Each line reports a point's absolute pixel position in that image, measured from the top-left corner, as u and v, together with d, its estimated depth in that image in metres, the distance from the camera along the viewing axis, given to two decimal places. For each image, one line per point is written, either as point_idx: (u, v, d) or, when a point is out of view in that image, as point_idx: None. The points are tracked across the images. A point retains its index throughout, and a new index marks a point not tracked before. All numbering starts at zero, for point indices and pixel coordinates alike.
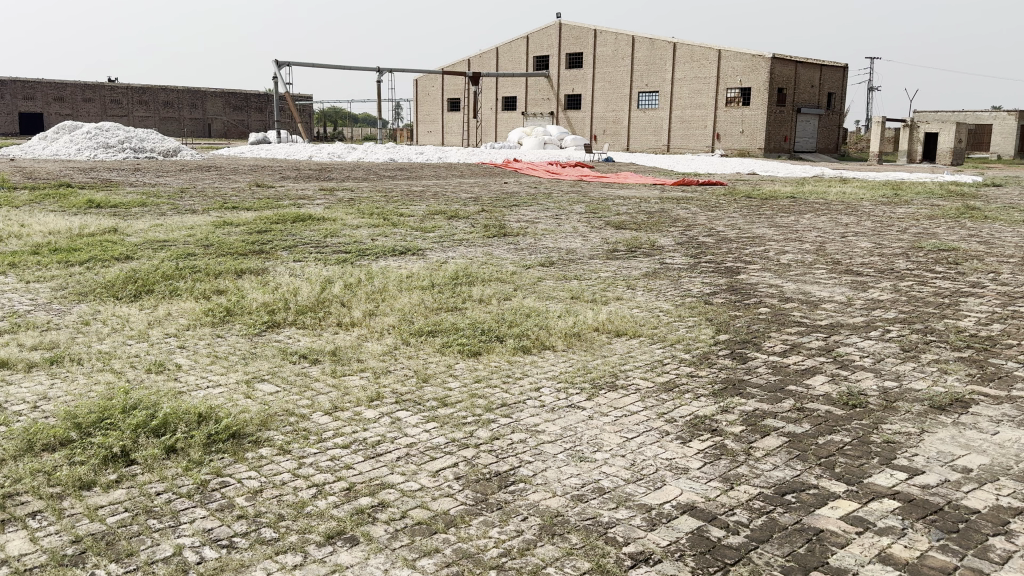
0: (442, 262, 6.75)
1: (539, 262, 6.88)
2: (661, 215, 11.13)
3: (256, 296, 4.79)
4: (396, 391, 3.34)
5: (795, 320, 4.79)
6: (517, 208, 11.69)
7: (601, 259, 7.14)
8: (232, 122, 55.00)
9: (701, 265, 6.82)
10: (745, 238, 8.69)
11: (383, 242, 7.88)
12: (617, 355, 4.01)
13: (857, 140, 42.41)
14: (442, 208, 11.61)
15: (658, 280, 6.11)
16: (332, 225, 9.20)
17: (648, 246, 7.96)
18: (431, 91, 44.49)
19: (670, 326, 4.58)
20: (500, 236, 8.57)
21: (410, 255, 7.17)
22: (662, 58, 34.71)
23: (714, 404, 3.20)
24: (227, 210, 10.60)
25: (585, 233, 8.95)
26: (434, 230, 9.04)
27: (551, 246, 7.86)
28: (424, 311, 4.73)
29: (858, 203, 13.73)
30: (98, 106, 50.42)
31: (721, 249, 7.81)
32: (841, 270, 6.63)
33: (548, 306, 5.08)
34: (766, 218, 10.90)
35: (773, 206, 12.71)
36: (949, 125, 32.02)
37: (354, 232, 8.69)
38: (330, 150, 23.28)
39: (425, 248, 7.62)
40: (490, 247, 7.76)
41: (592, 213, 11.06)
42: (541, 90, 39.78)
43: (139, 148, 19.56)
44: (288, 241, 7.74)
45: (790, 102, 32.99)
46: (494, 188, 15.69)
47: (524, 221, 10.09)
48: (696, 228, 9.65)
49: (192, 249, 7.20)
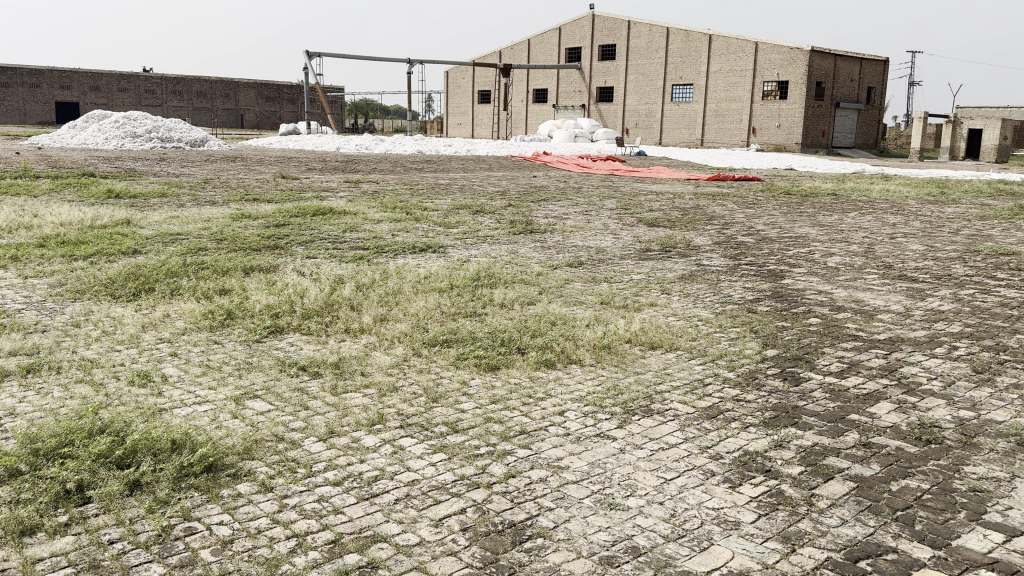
0: (463, 261, 6.38)
1: (567, 262, 6.46)
2: (696, 211, 10.66)
3: (259, 298, 4.43)
4: (401, 413, 2.95)
5: (849, 333, 4.32)
6: (546, 204, 11.28)
7: (633, 260, 6.71)
8: (264, 113, 55.25)
9: (741, 268, 6.35)
10: (786, 239, 8.19)
11: (404, 238, 7.53)
12: (652, 372, 3.59)
13: (896, 137, 41.31)
14: (468, 202, 11.25)
15: (695, 285, 5.66)
16: (353, 219, 8.88)
17: (682, 246, 7.51)
18: (462, 83, 44.15)
19: (711, 338, 4.14)
20: (527, 233, 8.17)
21: (431, 252, 6.80)
22: (697, 51, 34.01)
23: (766, 439, 2.77)
24: (248, 201, 10.33)
25: (616, 231, 8.51)
26: (458, 226, 8.66)
27: (580, 245, 7.44)
28: (440, 317, 4.34)
29: (903, 202, 13.12)
30: (133, 96, 50.90)
31: (761, 250, 7.34)
32: (893, 275, 6.13)
33: (576, 312, 4.66)
34: (807, 217, 10.37)
35: (814, 203, 12.15)
36: (994, 121, 30.96)
37: (375, 227, 8.34)
38: (358, 142, 23.03)
39: (448, 245, 7.24)
40: (516, 245, 7.36)
41: (624, 209, 10.63)
42: (572, 82, 39.24)
43: (166, 138, 19.43)
44: (304, 235, 7.41)
45: (829, 96, 32.11)
46: (523, 182, 15.29)
47: (552, 217, 9.68)
48: (733, 226, 9.15)
49: (204, 242, 6.91)
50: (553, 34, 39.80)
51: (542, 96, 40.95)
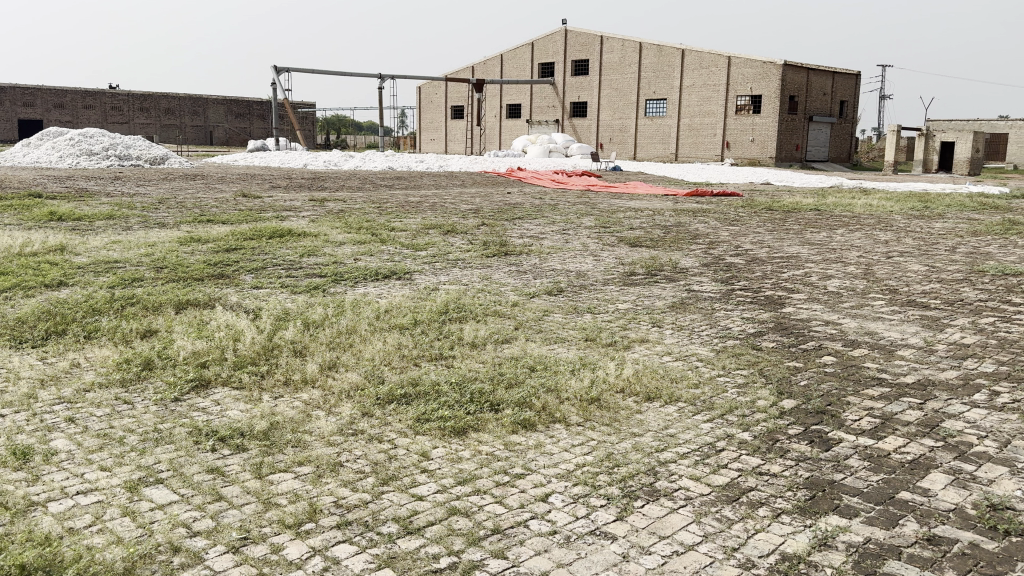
0: (431, 289, 5.77)
1: (545, 289, 5.86)
2: (679, 229, 10.14)
3: (184, 343, 3.78)
4: (343, 504, 2.32)
5: (872, 376, 3.74)
6: (520, 222, 10.70)
7: (617, 286, 6.12)
8: (234, 130, 54.48)
9: (736, 294, 5.78)
10: (778, 259, 7.66)
11: (366, 263, 6.89)
12: (652, 432, 2.99)
13: (868, 150, 41.39)
14: (439, 221, 10.65)
15: (688, 315, 5.09)
16: (313, 241, 8.24)
17: (668, 269, 6.94)
18: (435, 98, 43.64)
19: (717, 385, 3.55)
20: (501, 256, 7.57)
21: (395, 279, 6.18)
22: (670, 65, 33.79)
23: (804, 535, 2.19)
24: (201, 223, 9.63)
25: (596, 252, 7.94)
26: (427, 248, 8.03)
27: (559, 269, 6.85)
28: (399, 364, 3.70)
29: (888, 217, 12.71)
30: (99, 112, 49.85)
31: (753, 273, 6.80)
32: (902, 302, 5.59)
33: (558, 353, 4.06)
34: (795, 234, 9.88)
35: (798, 220, 11.70)
36: (966, 134, 31.01)
37: (336, 250, 7.69)
38: (326, 158, 22.35)
39: (415, 271, 6.61)
40: (488, 270, 6.75)
41: (603, 228, 10.09)
42: (545, 97, 38.89)
43: (123, 156, 18.62)
44: (255, 262, 6.76)
45: (802, 110, 32.00)
46: (496, 199, 14.72)
47: (528, 237, 9.10)
48: (719, 245, 8.62)
49: (141, 272, 6.22)
50: (526, 49, 39.45)
51: (515, 111, 40.56)
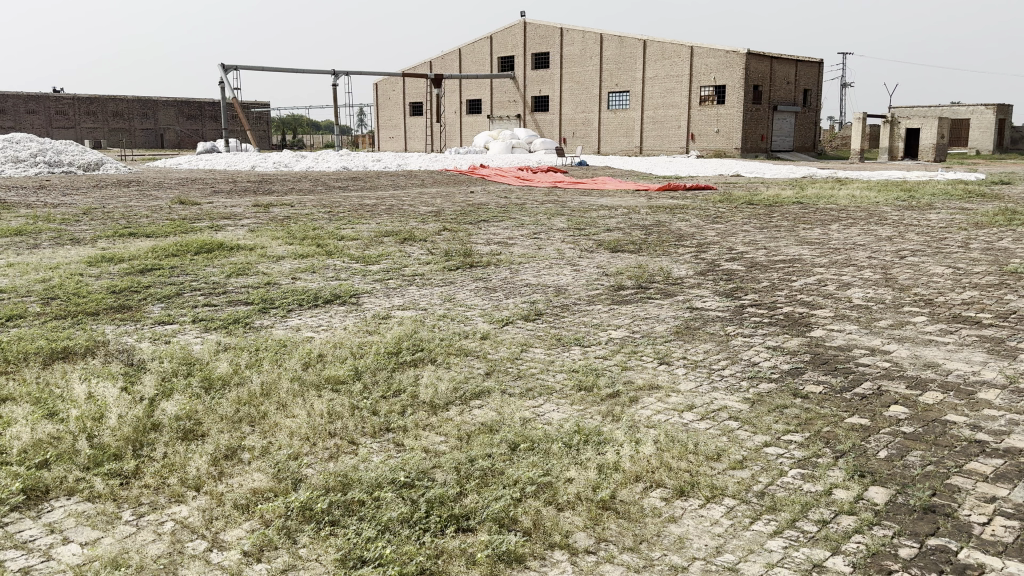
0: (380, 318, 4.72)
1: (520, 314, 4.83)
2: (660, 230, 9.19)
3: (24, 427, 2.69)
4: None
5: (969, 440, 2.79)
6: (486, 226, 9.68)
7: (605, 305, 5.11)
8: (186, 132, 52.87)
9: (749, 312, 4.80)
10: (780, 262, 6.75)
11: (306, 283, 5.82)
12: (702, 562, 1.99)
13: (831, 139, 41.03)
14: (394, 227, 9.60)
15: (700, 344, 4.10)
16: (248, 256, 7.15)
17: (660, 280, 5.96)
18: (393, 95, 42.39)
19: (772, 467, 2.57)
20: (466, 269, 6.53)
21: (338, 304, 5.10)
22: (632, 57, 32.97)
23: None
24: (122, 238, 8.48)
25: (574, 261, 6.93)
26: (381, 261, 6.96)
27: (534, 284, 5.85)
28: (327, 449, 2.66)
29: (876, 209, 11.93)
30: (43, 118, 47.96)
31: (759, 281, 5.86)
32: (948, 318, 4.66)
33: (545, 414, 3.05)
34: (787, 232, 8.97)
35: (784, 214, 10.85)
36: (931, 120, 30.67)
37: (272, 267, 6.61)
38: (276, 159, 21.08)
39: (362, 292, 5.54)
40: (451, 288, 5.72)
41: (578, 230, 9.12)
42: (506, 92, 37.85)
43: (53, 162, 17.22)
44: (170, 288, 5.66)
45: (766, 99, 31.40)
46: (458, 199, 13.73)
47: (495, 243, 8.08)
48: (710, 248, 7.69)
49: (24, 305, 5.10)
50: (485, 42, 38.35)
51: (475, 107, 39.47)
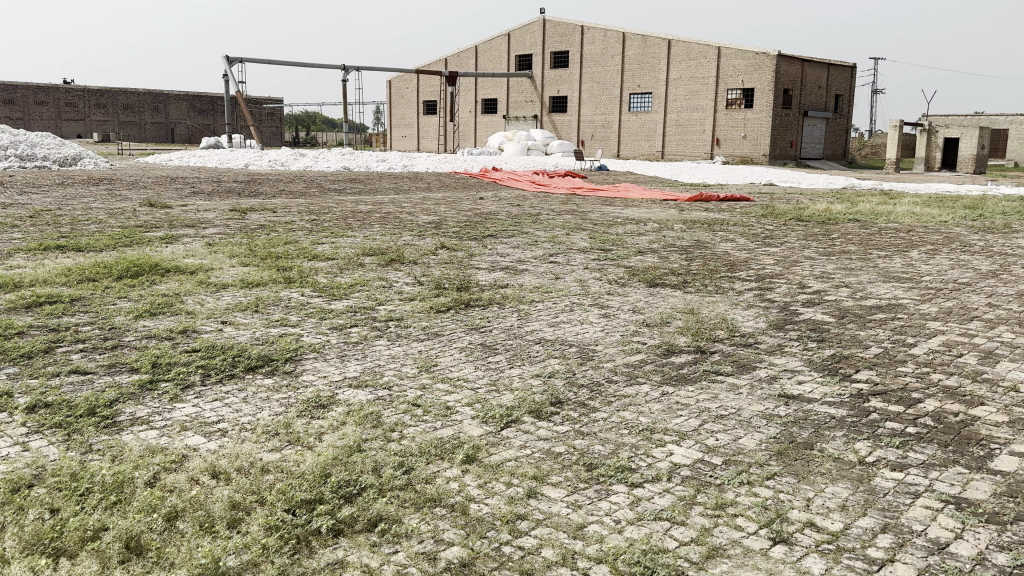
0: (315, 405, 3.12)
1: (529, 403, 3.21)
2: (704, 254, 7.56)
3: None
4: None
5: None
6: (493, 243, 8.06)
7: (654, 386, 3.47)
8: (197, 127, 51.79)
9: (879, 413, 3.15)
10: (876, 310, 5.11)
11: (234, 333, 4.22)
12: None
13: (860, 147, 39.14)
14: (383, 242, 8.03)
15: (827, 490, 2.47)
16: (180, 283, 5.57)
17: (722, 338, 4.32)
18: (406, 93, 40.90)
19: None
20: (460, 311, 4.92)
21: (264, 376, 3.49)
22: (656, 57, 31.28)
23: None
24: (46, 251, 6.94)
25: (601, 300, 5.31)
26: (351, 294, 5.37)
27: (550, 341, 4.22)
28: None
29: (949, 231, 10.25)
30: (52, 109, 47.05)
31: (863, 346, 4.20)
32: None
33: None
34: (860, 261, 7.32)
35: (846, 235, 9.21)
36: (971, 129, 28.78)
37: (204, 300, 5.03)
38: (273, 157, 19.57)
39: (307, 351, 3.93)
40: (434, 346, 4.09)
41: (604, 252, 7.49)
42: (523, 91, 36.24)
43: (26, 155, 15.75)
44: (40, 337, 4.07)
45: (796, 104, 29.67)
46: (466, 206, 12.17)
47: (501, 269, 6.49)
48: (775, 283, 6.04)
49: None
50: (502, 40, 36.77)
51: (490, 106, 37.90)
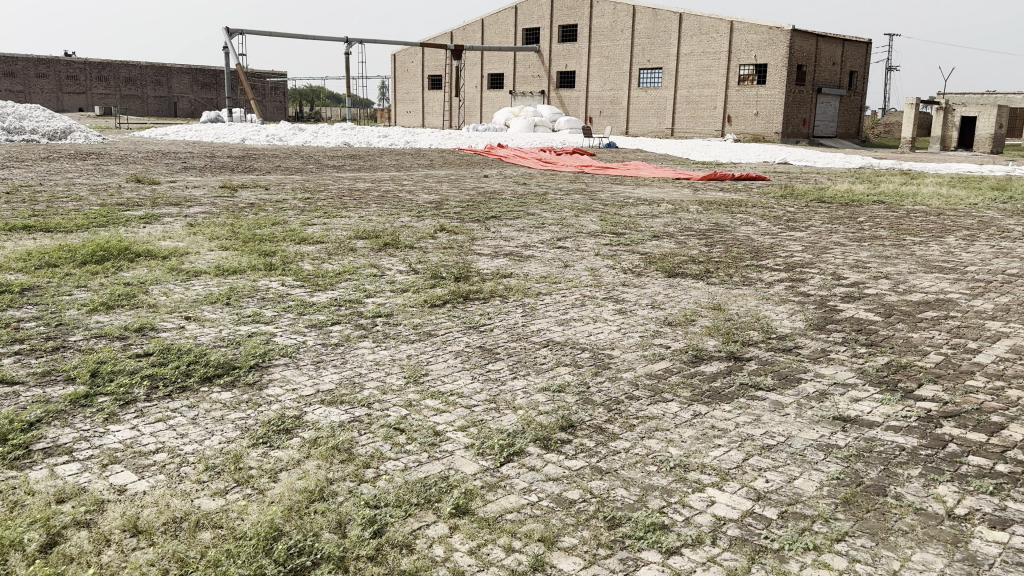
0: (276, 429, 2.58)
1: (536, 428, 2.65)
2: (724, 238, 7.00)
3: None
4: None
5: None
6: (497, 226, 7.50)
7: (684, 404, 2.91)
8: (199, 101, 51.08)
9: (961, 446, 2.59)
10: (925, 307, 4.55)
11: (197, 332, 3.67)
12: None
13: (873, 125, 38.32)
14: (378, 223, 7.49)
15: (915, 558, 1.93)
16: (147, 270, 5.03)
17: (757, 342, 3.76)
18: (411, 67, 40.09)
19: None
20: (457, 305, 4.37)
21: (223, 390, 2.95)
22: (666, 31, 30.44)
23: None
24: (11, 231, 6.41)
25: (616, 293, 4.76)
26: (337, 284, 4.83)
27: (559, 344, 3.66)
28: None
29: (980, 214, 9.68)
30: (53, 82, 46.36)
31: (920, 352, 3.64)
32: None
33: None
34: (894, 248, 6.73)
35: (873, 219, 8.64)
36: (989, 107, 27.94)
37: (171, 290, 4.50)
38: (270, 132, 18.96)
39: (279, 355, 3.38)
40: (425, 350, 3.54)
41: (616, 236, 6.93)
42: (529, 66, 35.44)
43: (14, 129, 15.19)
44: None
45: (810, 80, 28.85)
46: (469, 185, 11.62)
47: (505, 255, 5.94)
48: (807, 273, 5.49)
49: None
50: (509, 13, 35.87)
51: (496, 81, 37.12)
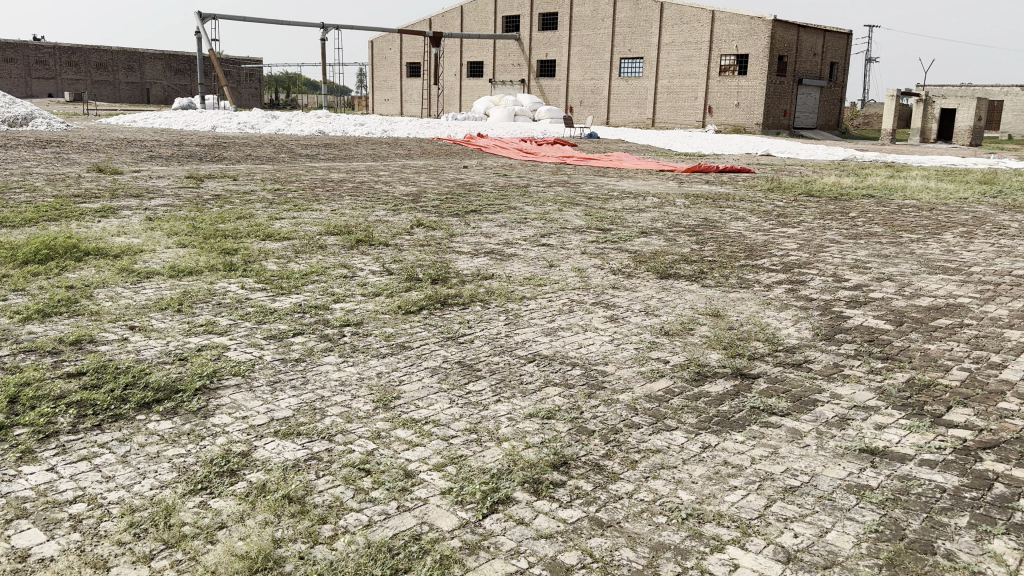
0: (221, 470, 2.20)
1: (524, 466, 2.29)
2: (716, 235, 6.67)
3: None
4: None
5: None
6: (476, 221, 7.12)
7: (692, 435, 2.56)
8: (172, 87, 50.05)
9: (1012, 489, 2.25)
10: (937, 313, 4.24)
11: (140, 346, 3.26)
12: None
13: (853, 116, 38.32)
14: (350, 217, 7.10)
15: None
16: (94, 271, 4.60)
17: (764, 356, 3.42)
18: (389, 54, 39.44)
19: None
20: (433, 312, 4.00)
21: (162, 420, 2.55)
22: (648, 20, 30.08)
23: None
24: None
25: (606, 298, 4.40)
26: (303, 287, 4.43)
27: (547, 359, 3.30)
28: None
29: (972, 209, 9.46)
30: (22, 66, 45.16)
31: (942, 367, 3.32)
32: None
33: None
34: (892, 246, 6.44)
35: (865, 214, 8.37)
36: (969, 100, 27.90)
37: (118, 294, 4.08)
38: (242, 119, 18.40)
39: (231, 374, 2.99)
40: (396, 367, 3.15)
41: (602, 233, 6.58)
42: (509, 54, 34.94)
43: None
44: None
45: (791, 71, 28.64)
46: (447, 176, 11.24)
47: (485, 254, 5.57)
48: (807, 274, 5.16)
49: None
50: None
51: (476, 69, 36.60)
